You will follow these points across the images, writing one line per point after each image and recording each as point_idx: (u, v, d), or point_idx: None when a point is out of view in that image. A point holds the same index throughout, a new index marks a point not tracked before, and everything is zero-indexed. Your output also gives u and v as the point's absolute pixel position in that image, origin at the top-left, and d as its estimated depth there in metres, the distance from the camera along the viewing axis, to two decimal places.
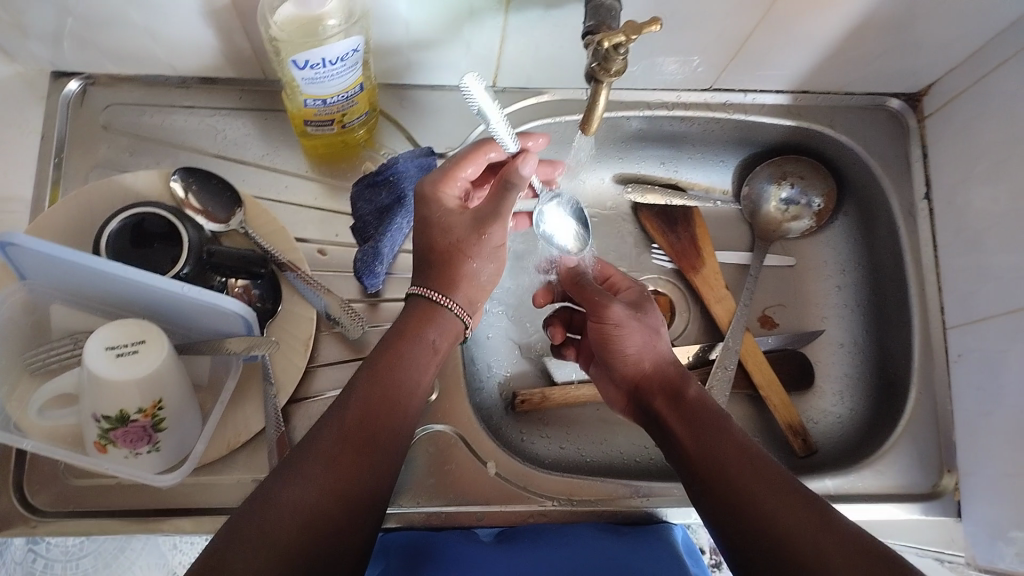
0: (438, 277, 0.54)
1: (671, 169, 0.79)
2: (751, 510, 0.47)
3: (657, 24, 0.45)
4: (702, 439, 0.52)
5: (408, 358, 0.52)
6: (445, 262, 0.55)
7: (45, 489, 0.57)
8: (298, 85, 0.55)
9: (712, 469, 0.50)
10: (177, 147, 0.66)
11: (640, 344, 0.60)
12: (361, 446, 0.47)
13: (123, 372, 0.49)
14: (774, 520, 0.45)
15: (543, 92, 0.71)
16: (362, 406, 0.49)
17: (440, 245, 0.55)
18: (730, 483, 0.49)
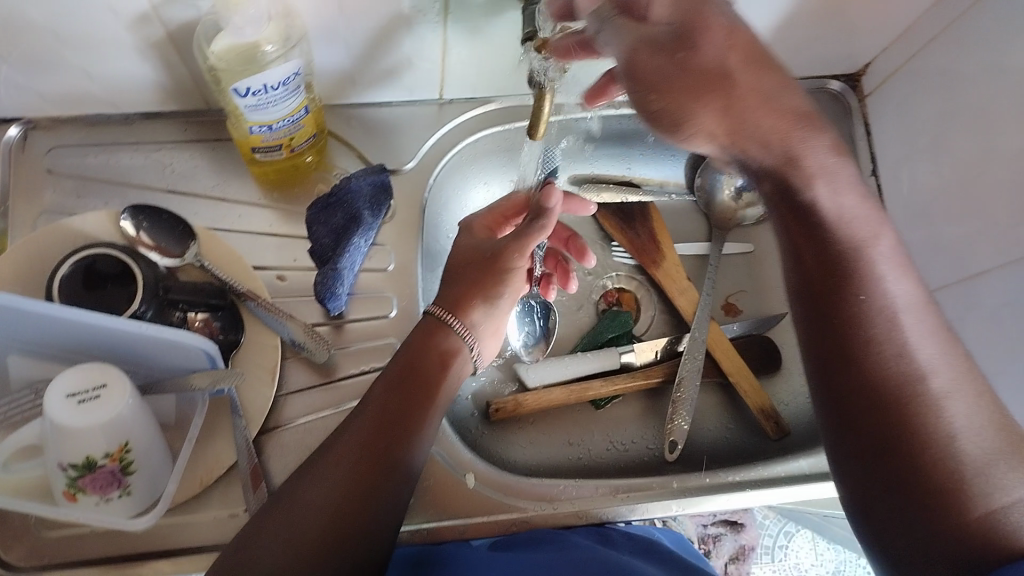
0: (452, 302, 0.56)
1: (625, 167, 0.80)
2: (901, 436, 0.45)
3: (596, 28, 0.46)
4: (857, 331, 0.48)
5: (420, 368, 0.53)
6: (463, 285, 0.57)
7: (17, 545, 0.55)
8: (241, 113, 0.55)
9: (879, 379, 0.47)
10: (125, 184, 0.65)
11: (717, 64, 0.48)
12: (386, 444, 0.49)
13: (86, 418, 0.48)
14: (931, 456, 0.44)
15: (491, 101, 0.71)
16: (385, 409, 0.50)
17: (460, 269, 0.58)
18: (896, 399, 0.46)
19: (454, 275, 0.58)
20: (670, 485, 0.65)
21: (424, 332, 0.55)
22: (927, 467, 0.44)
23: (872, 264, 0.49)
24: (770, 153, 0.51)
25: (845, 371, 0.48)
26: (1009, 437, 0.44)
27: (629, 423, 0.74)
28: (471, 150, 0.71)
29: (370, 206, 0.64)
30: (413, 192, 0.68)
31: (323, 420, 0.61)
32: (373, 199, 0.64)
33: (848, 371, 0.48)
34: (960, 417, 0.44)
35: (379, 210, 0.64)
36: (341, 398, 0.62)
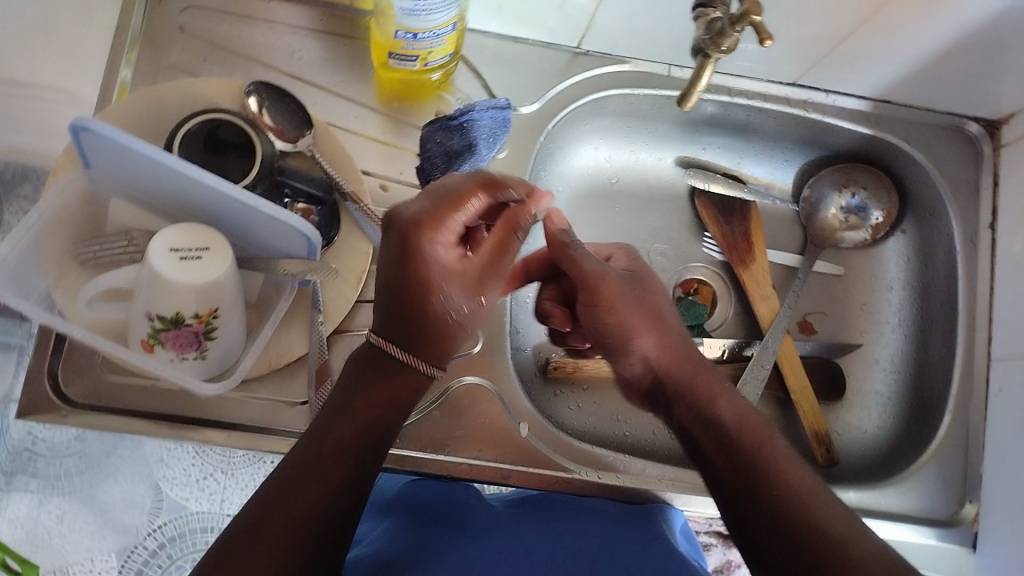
0: (415, 342, 0.50)
1: (733, 160, 0.77)
2: (793, 502, 0.46)
3: (770, 39, 0.45)
4: (747, 447, 0.50)
5: (376, 401, 0.49)
6: (429, 328, 0.50)
7: (79, 380, 0.56)
8: (395, 14, 0.54)
9: (751, 471, 0.49)
10: (251, 60, 0.64)
11: (663, 311, 0.57)
12: (328, 479, 0.46)
13: (185, 275, 0.48)
14: (825, 510, 0.46)
15: (626, 61, 0.68)
16: (339, 466, 0.46)
17: (423, 308, 0.49)
18: (767, 463, 0.49)
19: (410, 313, 0.49)
20: None
21: (374, 369, 0.50)
22: (823, 533, 0.44)
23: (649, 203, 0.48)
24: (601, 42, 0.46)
25: (728, 464, 0.50)
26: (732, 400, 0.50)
27: None
28: (594, 107, 0.69)
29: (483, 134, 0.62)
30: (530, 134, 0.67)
31: None
32: (493, 126, 0.63)
33: (734, 462, 0.50)
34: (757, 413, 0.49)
35: (494, 144, 0.64)
36: None
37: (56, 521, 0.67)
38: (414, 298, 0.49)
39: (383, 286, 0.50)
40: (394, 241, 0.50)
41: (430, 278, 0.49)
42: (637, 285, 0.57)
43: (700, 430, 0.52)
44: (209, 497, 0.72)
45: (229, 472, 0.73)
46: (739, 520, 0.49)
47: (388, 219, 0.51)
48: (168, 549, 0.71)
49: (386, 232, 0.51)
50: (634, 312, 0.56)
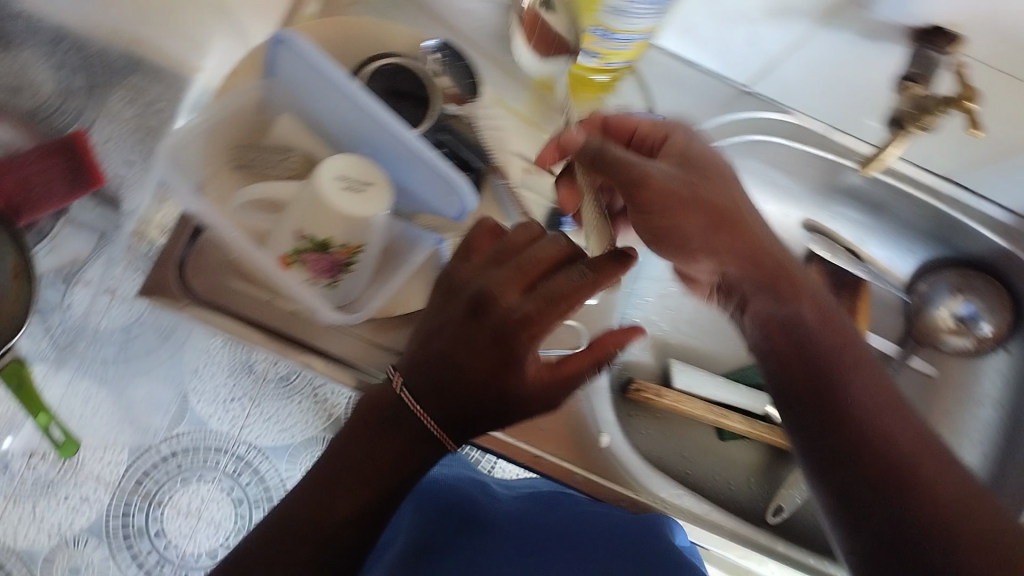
0: (460, 423, 0.45)
1: (858, 236, 0.77)
2: (873, 427, 0.45)
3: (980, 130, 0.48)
4: (827, 371, 0.48)
5: (385, 441, 0.46)
6: (461, 411, 0.45)
7: (206, 277, 0.57)
8: (602, 8, 0.52)
9: (845, 411, 0.46)
10: (436, 16, 0.65)
11: (731, 188, 0.52)
12: (328, 505, 0.46)
13: (347, 205, 0.49)
14: (902, 432, 0.45)
15: (791, 112, 0.66)
16: (368, 486, 0.46)
17: (465, 393, 0.44)
18: (841, 392, 0.46)
19: (453, 395, 0.44)
20: (772, 547, 0.63)
21: (387, 421, 0.46)
22: (897, 459, 0.44)
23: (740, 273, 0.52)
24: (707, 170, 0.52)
25: (824, 423, 0.46)
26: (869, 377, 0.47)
27: (744, 468, 0.72)
28: (747, 148, 0.68)
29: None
30: None
31: None
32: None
33: (817, 399, 0.47)
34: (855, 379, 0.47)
35: None
36: None
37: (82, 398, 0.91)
38: (465, 384, 0.44)
39: (435, 344, 0.45)
40: (477, 325, 0.43)
41: (495, 378, 0.43)
42: (695, 159, 0.53)
43: (780, 341, 0.50)
44: (231, 420, 0.97)
45: None
46: (810, 437, 0.47)
47: (465, 277, 0.46)
48: (177, 458, 0.94)
49: (467, 294, 0.44)
50: (689, 192, 0.51)
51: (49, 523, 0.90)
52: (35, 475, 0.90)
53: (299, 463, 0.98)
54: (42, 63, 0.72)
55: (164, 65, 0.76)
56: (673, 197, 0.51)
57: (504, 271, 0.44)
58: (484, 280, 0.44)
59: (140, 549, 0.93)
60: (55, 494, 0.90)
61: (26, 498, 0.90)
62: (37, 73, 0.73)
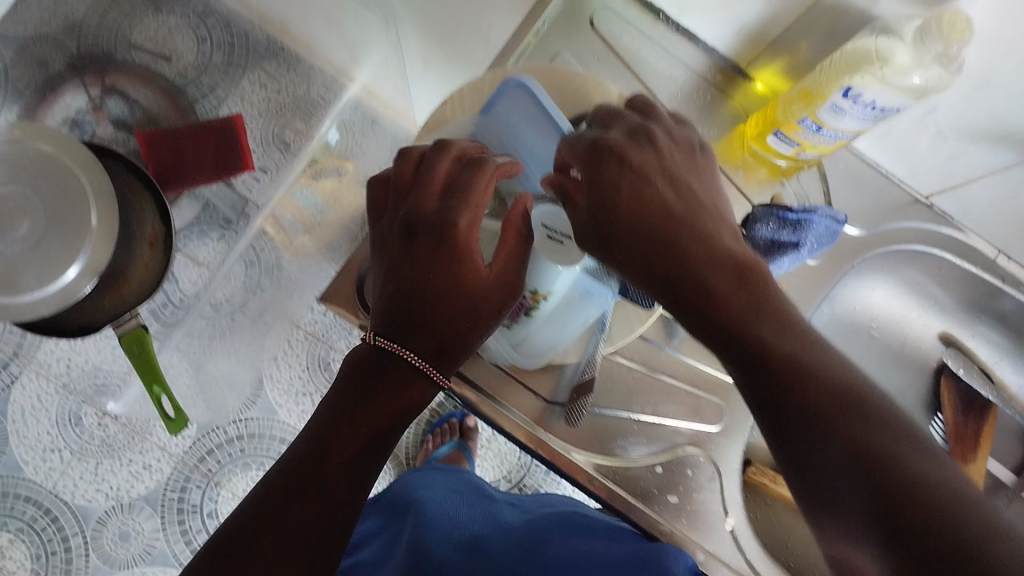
0: (434, 342, 0.45)
1: (995, 358, 0.73)
2: (830, 416, 0.36)
3: None
4: (748, 357, 0.39)
5: (374, 391, 0.45)
6: (439, 326, 0.45)
7: None
8: (818, 105, 0.54)
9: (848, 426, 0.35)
10: (635, 78, 0.67)
11: (668, 194, 0.44)
12: (317, 455, 0.43)
13: (547, 255, 0.51)
14: (886, 443, 0.35)
15: (965, 230, 0.68)
16: (358, 437, 0.44)
17: (429, 302, 0.45)
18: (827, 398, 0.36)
19: (415, 307, 0.45)
20: None
21: (365, 376, 0.45)
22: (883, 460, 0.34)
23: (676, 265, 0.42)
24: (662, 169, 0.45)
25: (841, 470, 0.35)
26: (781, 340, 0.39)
27: None
28: (911, 255, 0.70)
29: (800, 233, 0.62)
30: None
31: (631, 371, 0.66)
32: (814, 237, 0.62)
33: (789, 411, 0.37)
34: (838, 380, 0.37)
35: (816, 247, 0.64)
36: (654, 366, 0.66)
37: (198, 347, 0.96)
38: (426, 302, 0.45)
39: (388, 286, 0.46)
40: (421, 240, 0.45)
41: (457, 289, 0.45)
42: (601, 162, 0.44)
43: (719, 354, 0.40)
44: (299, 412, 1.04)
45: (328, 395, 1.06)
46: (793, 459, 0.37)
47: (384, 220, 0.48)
48: (242, 442, 1.02)
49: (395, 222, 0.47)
50: (661, 216, 0.43)
51: (109, 484, 0.99)
52: (104, 436, 0.98)
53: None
54: (189, 35, 0.98)
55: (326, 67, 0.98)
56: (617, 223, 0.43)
57: (414, 194, 0.46)
58: (404, 204, 0.47)
59: (191, 526, 1.00)
60: (122, 458, 0.99)
61: (90, 456, 0.98)
62: (183, 42, 0.97)
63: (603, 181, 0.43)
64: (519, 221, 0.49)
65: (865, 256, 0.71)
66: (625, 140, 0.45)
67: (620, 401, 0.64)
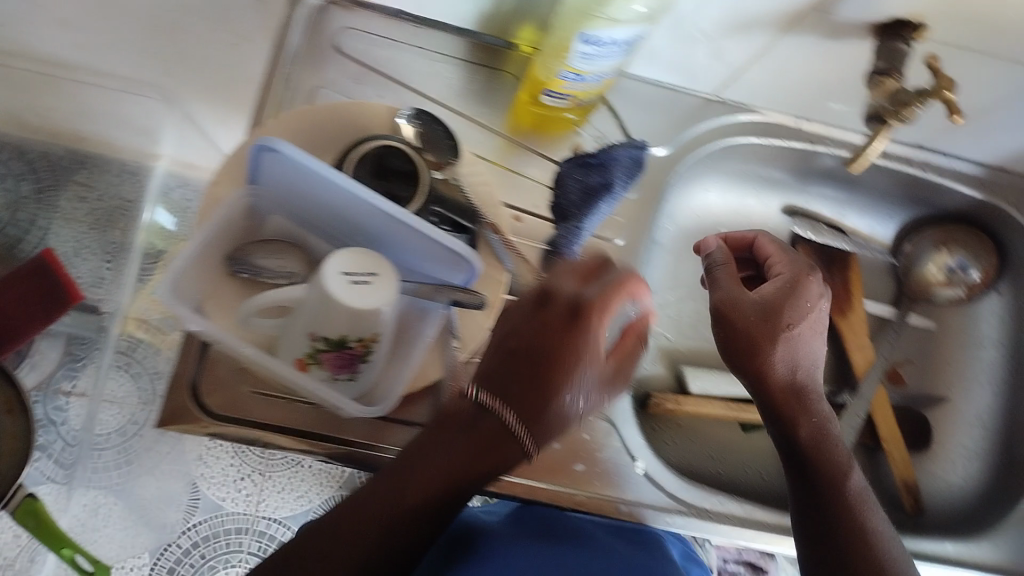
0: (529, 413, 0.44)
1: (837, 211, 0.78)
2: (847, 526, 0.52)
3: (959, 117, 0.48)
4: (809, 459, 0.54)
5: (444, 447, 0.43)
6: (548, 415, 0.44)
7: (219, 392, 0.57)
8: (566, 57, 0.54)
9: (856, 523, 0.52)
10: (403, 86, 0.63)
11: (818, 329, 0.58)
12: (393, 486, 0.43)
13: (354, 300, 0.50)
14: (867, 566, 0.51)
15: (758, 112, 0.69)
16: (429, 487, 0.43)
17: (543, 378, 0.44)
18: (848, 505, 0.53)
19: (538, 386, 0.44)
20: None
21: (468, 427, 0.44)
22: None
23: (805, 384, 0.55)
24: (818, 291, 0.57)
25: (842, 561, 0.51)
26: (841, 458, 0.55)
27: (770, 456, 0.76)
28: (725, 152, 0.70)
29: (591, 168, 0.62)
30: (660, 177, 0.68)
31: None
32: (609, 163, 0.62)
33: (820, 496, 0.53)
34: (869, 512, 0.54)
35: None
36: None
37: (91, 513, 0.78)
38: (530, 363, 0.44)
39: (504, 343, 0.46)
40: (549, 312, 0.46)
41: (559, 359, 0.44)
42: (801, 274, 0.58)
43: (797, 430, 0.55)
44: (246, 498, 0.82)
45: (266, 474, 0.84)
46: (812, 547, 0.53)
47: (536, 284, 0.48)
48: (201, 549, 0.80)
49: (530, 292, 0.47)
50: (814, 356, 0.56)
51: None
52: None
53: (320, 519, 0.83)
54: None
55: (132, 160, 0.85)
56: (788, 318, 0.54)
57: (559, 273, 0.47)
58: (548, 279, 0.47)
59: None
60: None
61: None
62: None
63: (802, 300, 0.56)
64: (639, 327, 0.51)
65: (693, 159, 0.69)
66: (806, 259, 0.59)
67: None
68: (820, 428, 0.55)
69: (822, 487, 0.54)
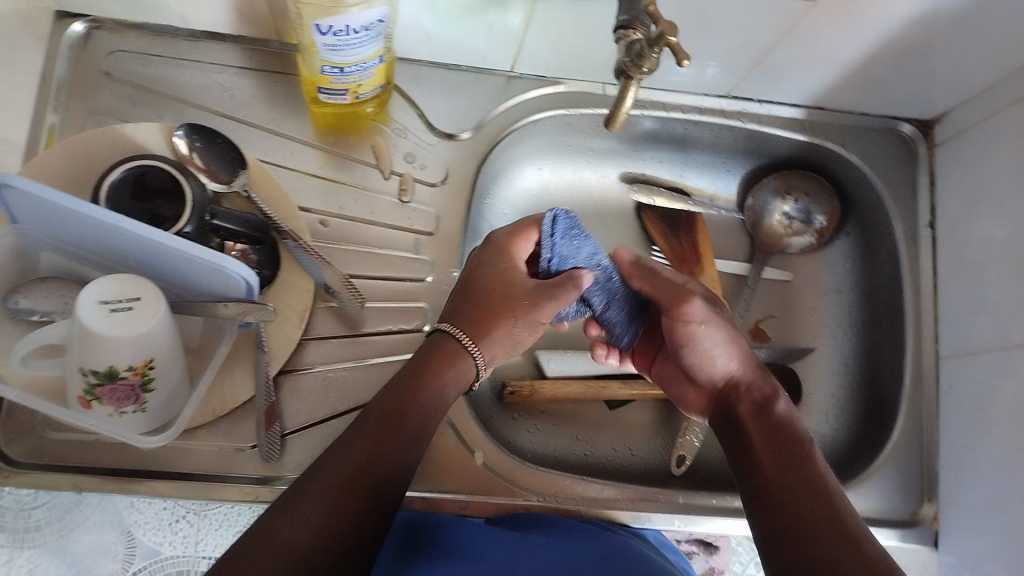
0: (467, 319, 0.55)
1: (676, 173, 0.77)
2: (809, 499, 0.48)
3: (685, 61, 0.45)
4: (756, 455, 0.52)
5: (422, 381, 0.50)
6: (482, 312, 0.55)
7: (20, 440, 0.55)
8: (317, 51, 0.53)
9: (798, 497, 0.48)
10: (183, 102, 0.63)
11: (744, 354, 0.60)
12: (383, 421, 0.47)
13: (115, 328, 0.47)
14: (836, 526, 0.46)
15: (561, 83, 0.69)
16: (397, 418, 0.48)
17: (474, 295, 0.56)
18: (803, 479, 0.49)
19: (476, 305, 0.55)
20: (675, 500, 0.64)
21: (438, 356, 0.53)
22: (836, 534, 0.45)
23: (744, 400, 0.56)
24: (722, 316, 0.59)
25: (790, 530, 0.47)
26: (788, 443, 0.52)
27: (640, 429, 0.74)
28: (532, 129, 0.69)
29: (575, 240, 0.59)
30: (468, 161, 0.67)
31: (335, 373, 0.60)
32: (573, 251, 0.58)
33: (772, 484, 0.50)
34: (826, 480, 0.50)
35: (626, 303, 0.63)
36: (362, 354, 0.61)
37: None
38: (477, 287, 0.56)
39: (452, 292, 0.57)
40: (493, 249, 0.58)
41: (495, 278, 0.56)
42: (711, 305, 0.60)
43: (758, 440, 0.53)
44: (184, 540, 0.61)
45: (203, 513, 0.61)
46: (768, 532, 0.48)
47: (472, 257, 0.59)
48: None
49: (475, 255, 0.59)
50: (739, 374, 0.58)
51: None
52: None
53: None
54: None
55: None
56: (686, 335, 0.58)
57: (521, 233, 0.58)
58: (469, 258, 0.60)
59: None
60: None
61: None
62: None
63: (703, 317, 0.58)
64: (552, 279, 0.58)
65: (507, 135, 0.68)
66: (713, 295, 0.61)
67: (334, 403, 0.59)
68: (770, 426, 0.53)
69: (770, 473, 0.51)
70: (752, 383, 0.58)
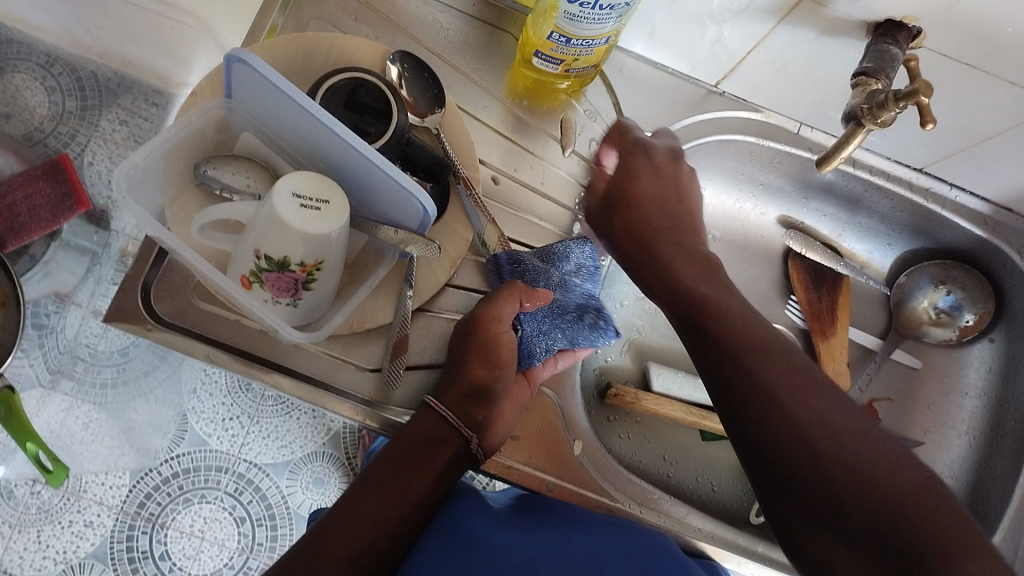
0: (446, 384, 0.56)
1: (835, 231, 0.76)
2: (801, 436, 0.43)
3: (932, 125, 0.45)
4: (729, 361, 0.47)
5: (416, 443, 0.54)
6: (452, 369, 0.56)
7: (169, 299, 0.57)
8: (557, 15, 0.53)
9: (789, 417, 0.43)
10: (399, 29, 0.65)
11: (694, 242, 0.53)
12: (398, 458, 0.54)
13: (302, 223, 0.49)
14: (833, 446, 0.42)
15: (757, 110, 0.68)
16: (410, 457, 0.54)
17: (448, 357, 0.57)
18: (782, 387, 0.44)
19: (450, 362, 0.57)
20: (753, 547, 0.63)
21: (431, 420, 0.55)
22: (857, 473, 0.41)
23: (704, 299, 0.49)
24: (649, 201, 0.54)
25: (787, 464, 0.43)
26: (770, 347, 0.46)
27: (726, 467, 0.73)
28: (715, 148, 0.69)
29: (528, 274, 0.60)
30: None
31: None
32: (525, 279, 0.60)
33: (753, 408, 0.45)
34: (811, 376, 0.45)
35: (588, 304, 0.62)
36: None
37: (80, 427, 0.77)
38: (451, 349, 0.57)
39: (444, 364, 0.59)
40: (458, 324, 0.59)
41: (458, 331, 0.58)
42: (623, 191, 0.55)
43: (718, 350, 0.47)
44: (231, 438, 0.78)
45: (255, 419, 0.79)
46: (763, 489, 0.45)
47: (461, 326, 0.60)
48: (180, 480, 0.76)
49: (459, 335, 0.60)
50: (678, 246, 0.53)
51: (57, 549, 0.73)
52: (40, 502, 0.74)
53: (302, 480, 0.78)
54: (36, 85, 0.81)
55: (151, 93, 0.82)
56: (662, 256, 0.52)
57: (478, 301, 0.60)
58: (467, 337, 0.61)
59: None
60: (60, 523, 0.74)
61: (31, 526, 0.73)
62: (34, 97, 0.81)
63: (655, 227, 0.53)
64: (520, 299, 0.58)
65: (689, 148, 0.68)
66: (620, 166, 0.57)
67: None
68: (739, 331, 0.47)
69: (753, 390, 0.45)
70: (694, 267, 0.52)
